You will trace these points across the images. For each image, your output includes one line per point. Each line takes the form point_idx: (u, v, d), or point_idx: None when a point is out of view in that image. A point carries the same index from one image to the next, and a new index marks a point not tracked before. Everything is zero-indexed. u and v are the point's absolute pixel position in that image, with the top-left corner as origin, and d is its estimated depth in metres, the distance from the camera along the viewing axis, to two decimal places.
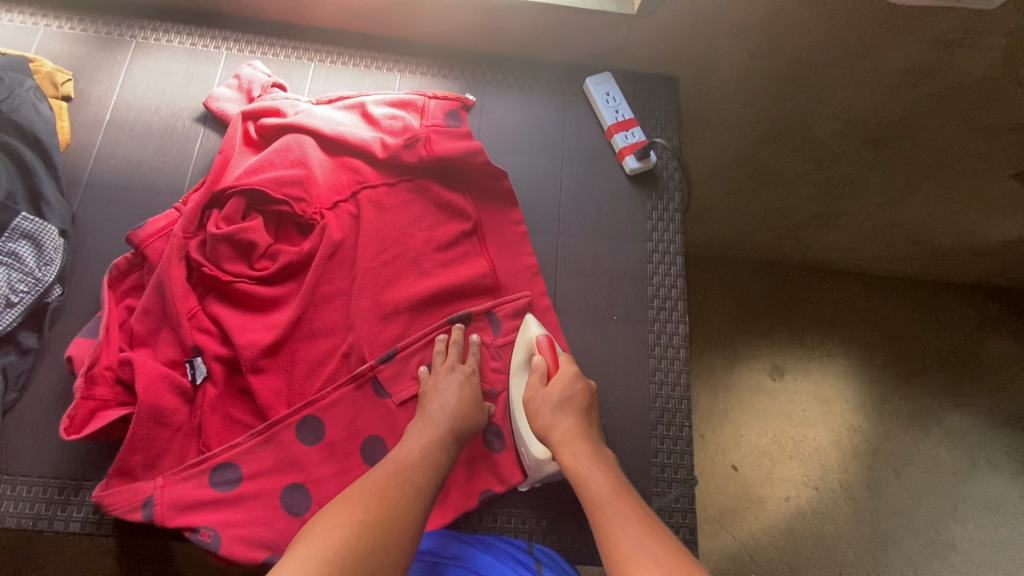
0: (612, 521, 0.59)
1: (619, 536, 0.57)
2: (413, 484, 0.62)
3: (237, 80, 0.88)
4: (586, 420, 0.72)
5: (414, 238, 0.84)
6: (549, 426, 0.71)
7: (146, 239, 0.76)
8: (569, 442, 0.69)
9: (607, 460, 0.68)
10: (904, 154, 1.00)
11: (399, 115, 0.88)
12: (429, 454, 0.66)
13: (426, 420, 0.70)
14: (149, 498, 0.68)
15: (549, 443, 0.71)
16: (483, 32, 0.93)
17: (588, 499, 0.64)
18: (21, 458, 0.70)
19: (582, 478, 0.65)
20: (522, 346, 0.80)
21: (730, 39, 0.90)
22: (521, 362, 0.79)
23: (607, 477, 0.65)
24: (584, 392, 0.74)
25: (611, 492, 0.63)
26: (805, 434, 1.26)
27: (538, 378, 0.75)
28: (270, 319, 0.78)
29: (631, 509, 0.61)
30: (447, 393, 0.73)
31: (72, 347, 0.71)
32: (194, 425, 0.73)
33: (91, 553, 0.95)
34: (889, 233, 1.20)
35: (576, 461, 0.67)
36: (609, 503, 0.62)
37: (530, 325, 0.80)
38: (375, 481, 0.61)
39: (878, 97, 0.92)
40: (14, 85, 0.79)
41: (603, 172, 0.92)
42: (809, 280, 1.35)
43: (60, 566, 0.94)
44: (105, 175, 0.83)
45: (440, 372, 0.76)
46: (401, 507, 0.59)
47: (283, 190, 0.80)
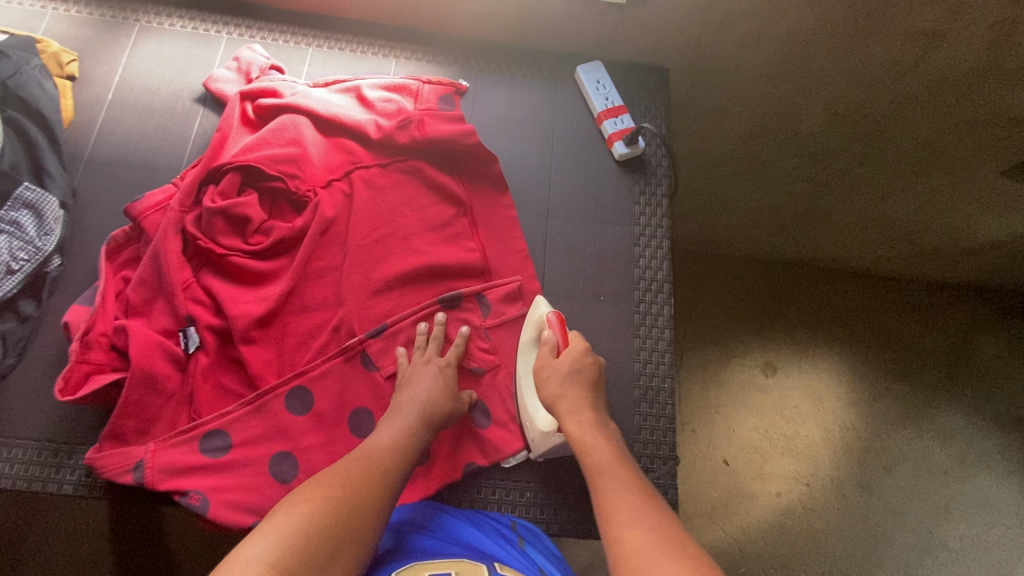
0: (613, 490, 0.61)
1: (616, 501, 0.59)
2: (385, 471, 0.63)
3: (237, 62, 0.90)
4: (591, 391, 0.74)
5: (406, 218, 0.86)
6: (556, 394, 0.73)
7: (144, 211, 0.78)
8: (576, 413, 0.71)
9: (611, 433, 0.70)
10: (891, 149, 1.02)
11: (393, 98, 0.90)
12: (402, 442, 0.67)
13: (398, 412, 0.71)
14: (140, 462, 0.70)
15: (554, 409, 0.72)
16: (478, 20, 0.96)
17: (590, 467, 0.65)
18: (17, 421, 0.72)
19: (586, 446, 0.67)
20: (531, 323, 0.81)
21: (718, 30, 0.92)
22: (530, 339, 0.80)
23: (611, 451, 0.67)
24: (594, 367, 0.75)
25: (614, 463, 0.65)
26: (796, 430, 1.27)
27: (548, 349, 0.77)
28: (262, 292, 0.80)
29: (633, 483, 0.62)
30: (421, 386, 0.74)
31: (69, 314, 0.73)
32: (186, 393, 0.75)
33: (85, 530, 0.99)
34: (880, 232, 1.21)
35: (580, 431, 0.69)
36: (610, 474, 0.63)
37: (541, 304, 0.82)
38: (347, 468, 0.62)
39: (865, 89, 0.93)
40: (20, 64, 0.82)
41: (593, 157, 0.94)
42: (801, 276, 1.36)
43: (57, 540, 0.98)
44: (106, 151, 0.85)
45: (418, 363, 0.76)
46: (370, 491, 0.60)
47: (278, 167, 0.82)
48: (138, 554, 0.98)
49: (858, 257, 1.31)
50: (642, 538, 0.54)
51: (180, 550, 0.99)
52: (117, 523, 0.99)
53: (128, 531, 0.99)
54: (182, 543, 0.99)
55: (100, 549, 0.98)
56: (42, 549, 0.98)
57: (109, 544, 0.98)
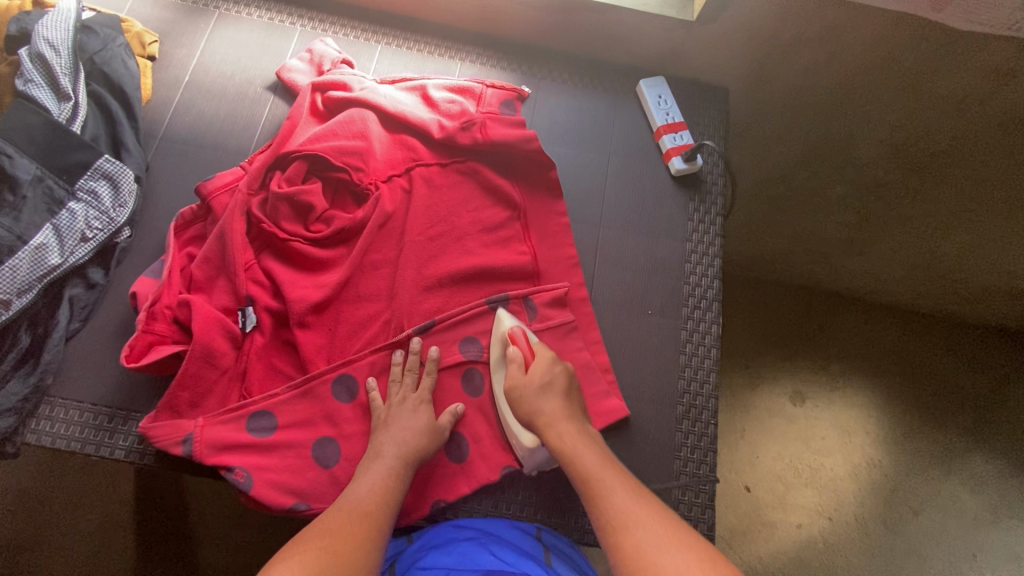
0: (606, 496, 0.60)
1: (611, 507, 0.58)
2: (369, 519, 0.61)
3: (309, 54, 0.93)
4: (568, 400, 0.73)
5: (461, 218, 0.88)
6: (533, 411, 0.71)
7: (212, 191, 0.80)
8: (556, 424, 0.69)
9: (595, 437, 0.69)
10: (946, 186, 0.99)
11: (457, 99, 0.92)
12: (382, 489, 0.65)
13: (375, 458, 0.69)
14: (189, 436, 0.72)
15: (538, 428, 0.70)
16: (544, 27, 0.97)
17: (579, 476, 0.64)
18: (77, 384, 0.74)
19: (570, 455, 0.66)
20: (497, 339, 0.80)
21: (782, 54, 0.92)
22: (497, 358, 0.80)
23: (595, 454, 0.66)
24: (562, 375, 0.74)
25: (602, 468, 0.64)
26: (822, 463, 1.24)
27: (517, 366, 0.76)
28: (319, 279, 0.81)
29: (623, 483, 0.61)
30: (396, 427, 0.72)
31: (137, 284, 0.75)
32: (238, 370, 0.77)
33: (107, 502, 1.01)
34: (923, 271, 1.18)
35: (564, 441, 0.68)
36: (600, 479, 0.62)
37: (503, 319, 0.81)
38: (330, 520, 0.59)
39: (927, 124, 0.92)
40: (107, 41, 0.84)
41: (649, 171, 0.94)
42: (839, 309, 1.34)
43: (79, 510, 1.01)
44: (179, 130, 0.88)
45: (395, 401, 0.75)
46: (362, 536, 0.58)
47: (343, 159, 0.84)
48: (159, 526, 1.00)
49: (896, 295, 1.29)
50: (640, 539, 0.54)
51: (200, 525, 1.00)
52: (140, 497, 1.01)
53: (149, 507, 1.01)
54: (201, 523, 1.00)
55: (122, 517, 1.00)
56: (63, 518, 1.00)
57: (131, 513, 1.01)
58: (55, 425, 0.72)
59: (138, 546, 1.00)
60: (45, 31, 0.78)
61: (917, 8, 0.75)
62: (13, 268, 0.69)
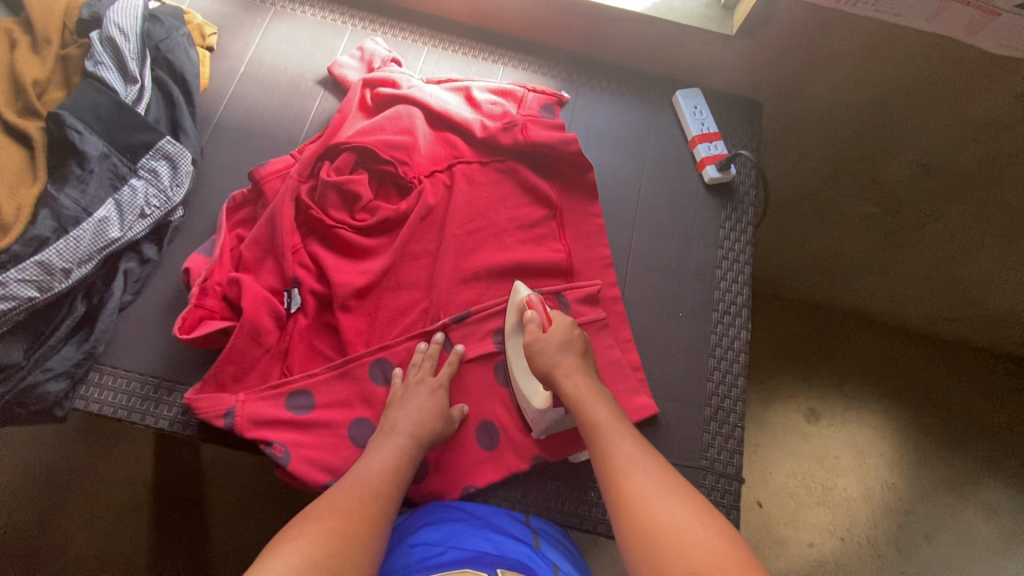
0: (614, 447, 0.62)
1: (617, 457, 0.61)
2: (378, 501, 0.62)
3: (360, 52, 0.97)
4: (584, 361, 0.74)
5: (499, 215, 0.90)
6: (551, 364, 0.72)
7: (265, 176, 0.83)
8: (571, 377, 0.71)
9: (607, 392, 0.71)
10: (967, 208, 1.00)
11: (500, 101, 0.95)
12: (391, 469, 0.66)
13: (388, 433, 0.71)
14: (231, 410, 0.73)
15: (552, 379, 0.72)
16: (586, 37, 1.01)
17: (589, 429, 0.66)
18: (126, 354, 0.77)
19: (583, 407, 0.68)
20: (513, 308, 0.82)
21: (817, 71, 0.95)
22: (513, 324, 0.82)
23: (607, 409, 0.67)
24: (580, 338, 0.75)
25: (613, 421, 0.66)
26: (835, 482, 1.24)
27: (535, 326, 0.77)
28: (362, 265, 0.84)
29: (631, 437, 0.64)
30: (410, 406, 0.73)
31: (190, 261, 0.78)
32: (281, 349, 0.79)
33: (126, 483, 1.05)
34: (945, 291, 1.18)
35: (579, 391, 0.69)
36: (608, 431, 0.64)
37: (520, 287, 0.83)
38: (339, 496, 0.61)
39: (955, 148, 0.94)
40: (172, 30, 0.88)
41: (682, 179, 0.97)
42: (857, 329, 1.35)
43: (98, 488, 1.04)
44: (233, 119, 0.92)
45: (412, 382, 0.77)
46: (369, 514, 0.59)
47: (390, 152, 0.87)
48: (176, 508, 1.03)
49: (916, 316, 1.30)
50: (642, 492, 0.56)
51: (215, 510, 1.04)
52: (156, 480, 1.05)
53: (166, 489, 1.04)
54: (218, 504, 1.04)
55: (140, 498, 1.04)
56: (82, 497, 1.04)
57: (149, 495, 1.04)
58: (103, 393, 0.74)
59: (153, 527, 1.02)
60: (117, 17, 0.82)
61: (953, 29, 0.78)
62: (77, 238, 0.72)
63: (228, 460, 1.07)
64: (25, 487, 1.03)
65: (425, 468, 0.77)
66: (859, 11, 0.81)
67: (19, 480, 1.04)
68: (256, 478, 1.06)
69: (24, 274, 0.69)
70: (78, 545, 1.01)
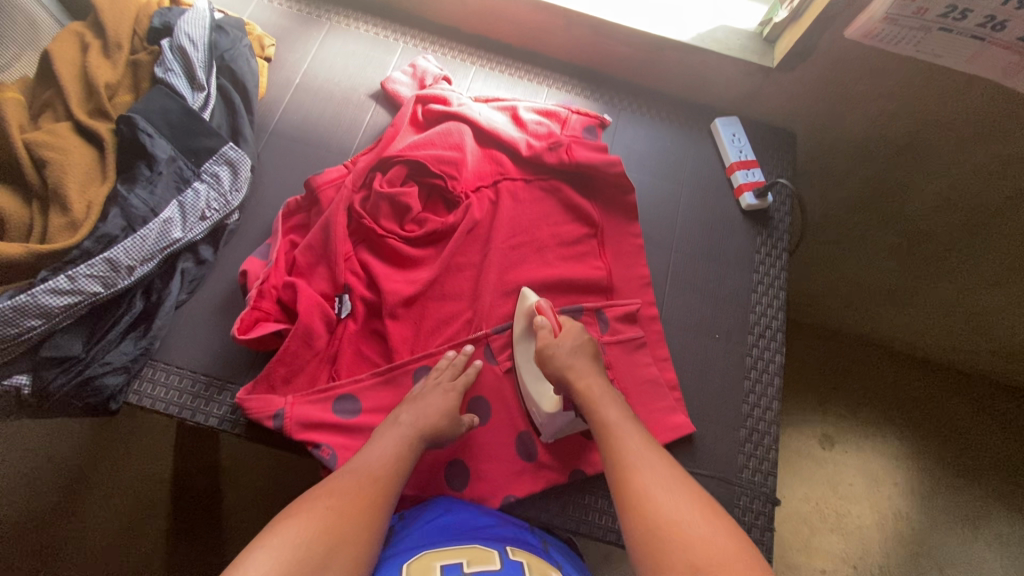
0: (625, 445, 0.64)
1: (625, 450, 0.63)
2: (378, 486, 0.62)
3: (413, 69, 1.00)
4: (596, 363, 0.76)
5: (542, 231, 0.92)
6: (566, 366, 0.73)
7: (320, 185, 0.86)
8: (583, 376, 0.72)
9: (617, 392, 0.72)
10: (985, 252, 1.00)
11: (545, 121, 0.98)
12: (395, 457, 0.66)
13: (393, 424, 0.70)
14: (280, 411, 0.74)
15: (564, 379, 0.73)
16: (628, 62, 1.05)
17: (598, 423, 0.68)
18: (179, 352, 0.79)
19: (593, 404, 0.70)
20: (521, 314, 0.83)
21: (851, 105, 0.98)
22: (522, 330, 0.82)
23: (617, 407, 0.69)
24: (589, 344, 0.77)
25: (624, 420, 0.67)
26: (849, 509, 1.24)
27: (546, 331, 0.78)
28: (410, 275, 0.86)
29: (638, 432, 0.66)
30: (422, 402, 0.73)
31: (247, 263, 0.81)
32: (330, 353, 0.81)
33: (145, 479, 1.03)
34: (957, 324, 1.16)
35: (591, 389, 0.71)
36: (619, 429, 0.66)
37: (528, 295, 0.84)
38: (338, 482, 0.61)
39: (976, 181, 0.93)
40: (235, 41, 0.91)
41: (719, 204, 0.99)
42: (873, 358, 1.34)
43: (116, 486, 1.02)
44: (288, 127, 0.95)
45: (428, 382, 0.76)
46: (365, 502, 0.59)
47: (440, 167, 0.90)
48: (193, 507, 1.02)
49: (932, 349, 1.28)
50: (647, 484, 0.58)
51: (232, 508, 1.02)
52: (176, 478, 1.03)
53: (185, 488, 1.03)
54: (235, 507, 1.02)
55: (159, 498, 1.02)
56: (100, 494, 1.02)
57: (167, 495, 1.02)
58: (155, 389, 0.76)
59: (169, 528, 1.01)
60: (187, 27, 0.86)
61: (991, 73, 0.80)
62: (143, 237, 0.75)
63: (246, 456, 1.05)
64: (45, 481, 1.02)
65: (466, 476, 0.78)
66: (900, 50, 0.83)
67: (39, 474, 1.02)
68: (273, 480, 1.04)
69: (93, 270, 0.71)
70: (94, 545, 0.99)
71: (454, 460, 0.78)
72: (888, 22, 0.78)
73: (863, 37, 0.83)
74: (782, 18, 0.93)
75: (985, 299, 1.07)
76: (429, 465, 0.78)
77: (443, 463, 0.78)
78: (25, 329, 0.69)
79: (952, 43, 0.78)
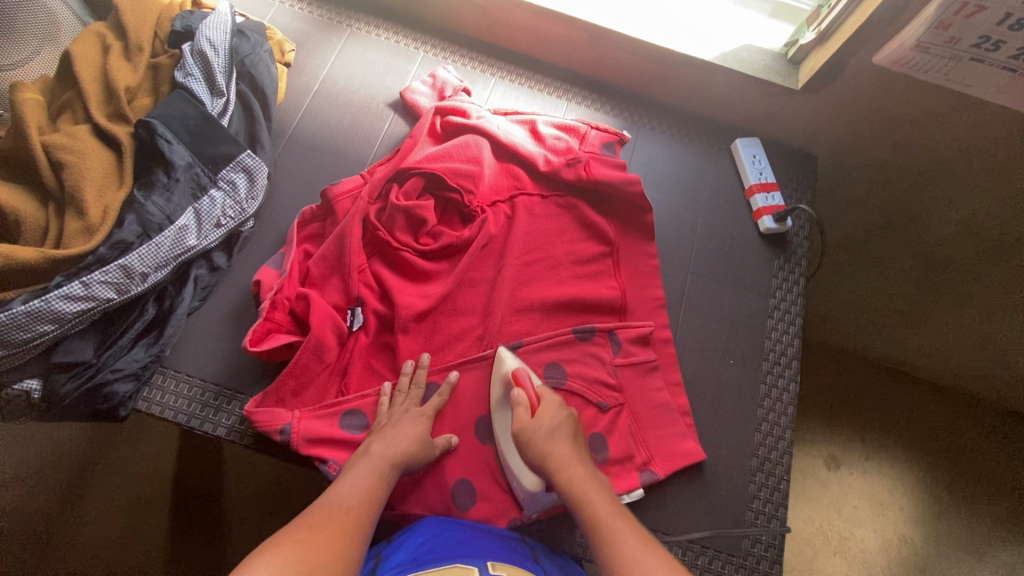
0: (619, 545, 0.57)
1: (620, 552, 0.56)
2: (351, 516, 0.59)
3: (432, 79, 0.99)
4: (577, 444, 0.72)
5: (557, 248, 0.92)
6: (544, 453, 0.69)
7: (336, 196, 0.85)
8: (568, 468, 0.68)
9: (606, 487, 0.67)
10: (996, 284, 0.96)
11: (563, 137, 0.97)
12: (365, 489, 0.64)
13: (365, 459, 0.68)
14: (286, 426, 0.73)
15: (546, 469, 0.69)
16: (650, 78, 1.04)
17: (588, 522, 0.62)
18: (189, 359, 0.78)
19: (583, 499, 0.64)
20: (497, 380, 0.80)
21: (876, 130, 0.97)
22: (499, 397, 0.79)
23: (607, 502, 0.64)
24: (570, 420, 0.73)
25: (616, 517, 0.61)
26: (852, 532, 1.19)
27: (522, 409, 0.74)
28: (423, 289, 0.86)
29: (633, 532, 0.60)
30: (393, 432, 0.72)
31: (261, 273, 0.81)
32: (340, 366, 0.80)
33: (148, 476, 1.03)
34: (979, 354, 1.08)
35: (575, 484, 0.66)
36: (610, 523, 0.61)
37: (505, 359, 0.81)
38: (313, 517, 0.57)
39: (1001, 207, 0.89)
40: (256, 46, 0.91)
41: (738, 226, 0.98)
42: (878, 380, 1.26)
43: (119, 481, 1.03)
44: (305, 134, 0.95)
45: (396, 409, 0.76)
46: (343, 531, 0.56)
47: (457, 180, 0.89)
48: (195, 506, 1.02)
49: (941, 372, 1.20)
50: None
51: (233, 509, 1.02)
52: (180, 475, 1.04)
53: (187, 487, 1.03)
54: (236, 511, 1.02)
55: (162, 493, 1.02)
56: (103, 488, 1.02)
57: (170, 489, 1.03)
58: (165, 397, 0.76)
59: (170, 524, 1.01)
60: (208, 32, 0.85)
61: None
62: (158, 245, 0.74)
63: (248, 459, 1.05)
64: (48, 474, 1.02)
65: (472, 496, 0.77)
66: (929, 79, 0.82)
67: (42, 466, 1.02)
68: (275, 482, 1.04)
69: (107, 277, 0.71)
70: (95, 538, 1.00)
71: (460, 480, 0.77)
72: (919, 50, 0.77)
73: (892, 63, 0.82)
74: (808, 40, 0.92)
75: (994, 326, 1.01)
76: (435, 482, 0.77)
77: (448, 484, 0.77)
78: (37, 334, 0.68)
79: (984, 74, 0.76)
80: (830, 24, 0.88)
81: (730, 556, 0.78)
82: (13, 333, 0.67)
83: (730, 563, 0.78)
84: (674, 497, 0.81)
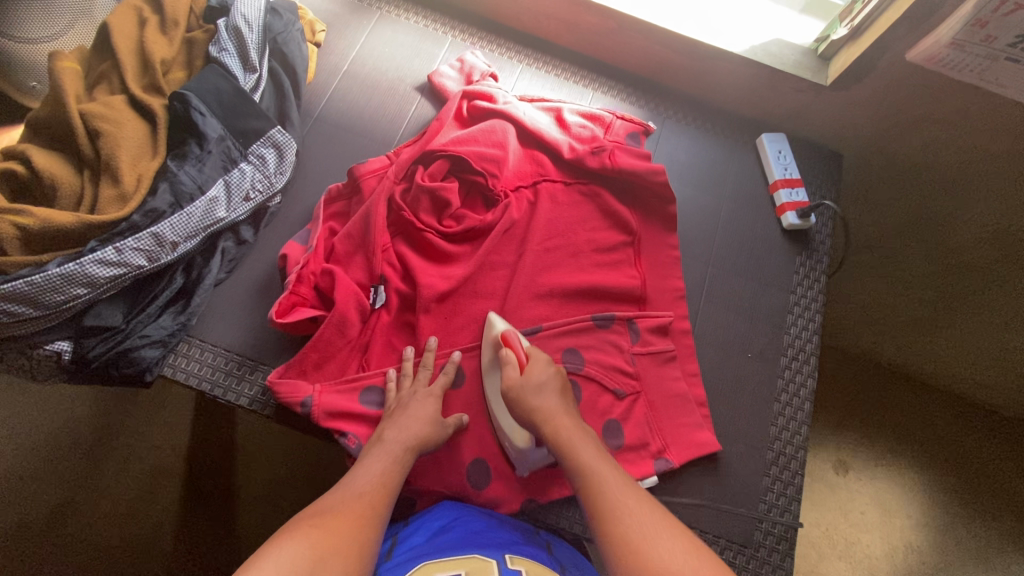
0: (607, 491, 0.59)
1: (607, 498, 0.59)
2: (365, 500, 0.60)
3: (460, 64, 1.00)
4: (564, 397, 0.73)
5: (578, 236, 0.92)
6: (532, 409, 0.70)
7: (363, 175, 0.86)
8: (554, 419, 0.69)
9: (591, 433, 0.69)
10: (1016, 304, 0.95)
11: (588, 125, 0.97)
12: (379, 473, 0.64)
13: (381, 445, 0.69)
14: (308, 399, 0.74)
15: (533, 423, 0.70)
16: (678, 70, 1.03)
17: (574, 468, 0.63)
18: (214, 329, 0.79)
19: (569, 447, 0.65)
20: (488, 343, 0.81)
21: (904, 129, 0.96)
22: (490, 359, 0.80)
23: (593, 448, 0.66)
24: (557, 376, 0.74)
25: (602, 463, 0.63)
26: (859, 538, 1.18)
27: (511, 368, 0.74)
28: (445, 271, 0.86)
29: (618, 477, 0.62)
30: (406, 415, 0.72)
31: (288, 247, 0.82)
32: (361, 342, 0.81)
33: (163, 447, 1.05)
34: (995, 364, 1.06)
35: (562, 434, 0.67)
36: (597, 474, 0.62)
37: (495, 322, 0.82)
38: (329, 503, 0.58)
39: None
40: (288, 24, 0.92)
41: (761, 221, 0.98)
42: (887, 383, 1.24)
43: (135, 451, 1.04)
44: (333, 113, 0.96)
45: (405, 392, 0.76)
46: (357, 515, 0.57)
47: (481, 164, 0.89)
48: (209, 480, 1.03)
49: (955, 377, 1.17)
50: (635, 530, 0.55)
51: (246, 486, 1.03)
52: (195, 449, 1.05)
53: (200, 461, 1.04)
54: (249, 486, 1.03)
55: (175, 465, 1.04)
56: (119, 458, 1.04)
57: (183, 463, 1.04)
58: (190, 365, 0.77)
59: (183, 496, 1.02)
60: (242, 8, 0.86)
61: None
62: (189, 215, 0.76)
63: (264, 438, 1.07)
64: (64, 442, 1.04)
65: (487, 475, 0.77)
66: (964, 78, 0.81)
67: (59, 435, 1.04)
68: (286, 460, 1.05)
69: (139, 244, 0.72)
70: (109, 507, 1.01)
71: (476, 459, 0.78)
72: (954, 47, 0.77)
73: (926, 61, 0.82)
74: (840, 36, 0.91)
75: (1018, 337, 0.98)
76: (450, 459, 0.77)
77: (462, 463, 0.77)
78: (71, 297, 0.70)
79: (1017, 74, 0.75)
80: (863, 20, 0.87)
81: (742, 547, 0.79)
82: (48, 295, 0.69)
83: (742, 554, 0.79)
84: (689, 487, 0.81)
